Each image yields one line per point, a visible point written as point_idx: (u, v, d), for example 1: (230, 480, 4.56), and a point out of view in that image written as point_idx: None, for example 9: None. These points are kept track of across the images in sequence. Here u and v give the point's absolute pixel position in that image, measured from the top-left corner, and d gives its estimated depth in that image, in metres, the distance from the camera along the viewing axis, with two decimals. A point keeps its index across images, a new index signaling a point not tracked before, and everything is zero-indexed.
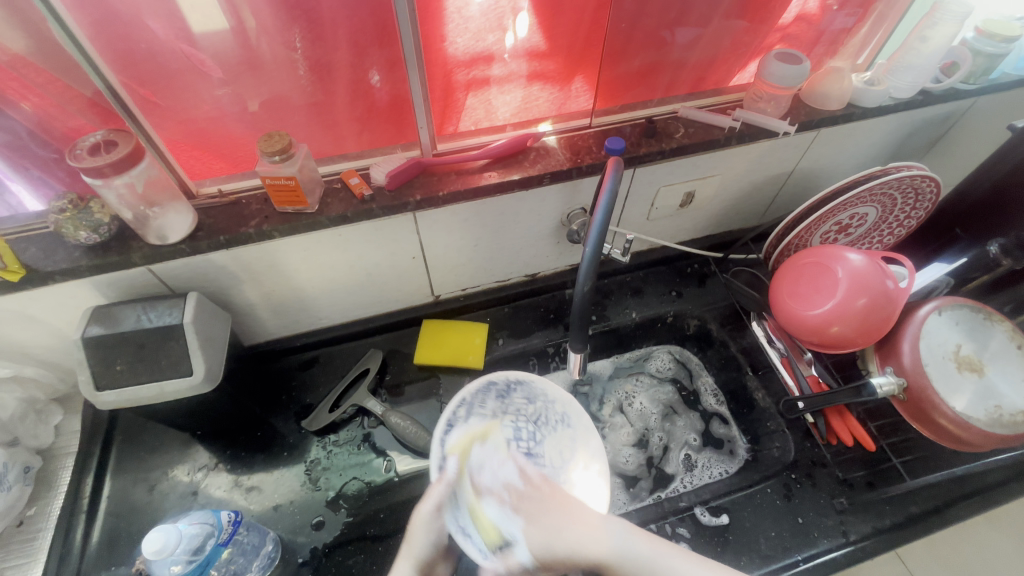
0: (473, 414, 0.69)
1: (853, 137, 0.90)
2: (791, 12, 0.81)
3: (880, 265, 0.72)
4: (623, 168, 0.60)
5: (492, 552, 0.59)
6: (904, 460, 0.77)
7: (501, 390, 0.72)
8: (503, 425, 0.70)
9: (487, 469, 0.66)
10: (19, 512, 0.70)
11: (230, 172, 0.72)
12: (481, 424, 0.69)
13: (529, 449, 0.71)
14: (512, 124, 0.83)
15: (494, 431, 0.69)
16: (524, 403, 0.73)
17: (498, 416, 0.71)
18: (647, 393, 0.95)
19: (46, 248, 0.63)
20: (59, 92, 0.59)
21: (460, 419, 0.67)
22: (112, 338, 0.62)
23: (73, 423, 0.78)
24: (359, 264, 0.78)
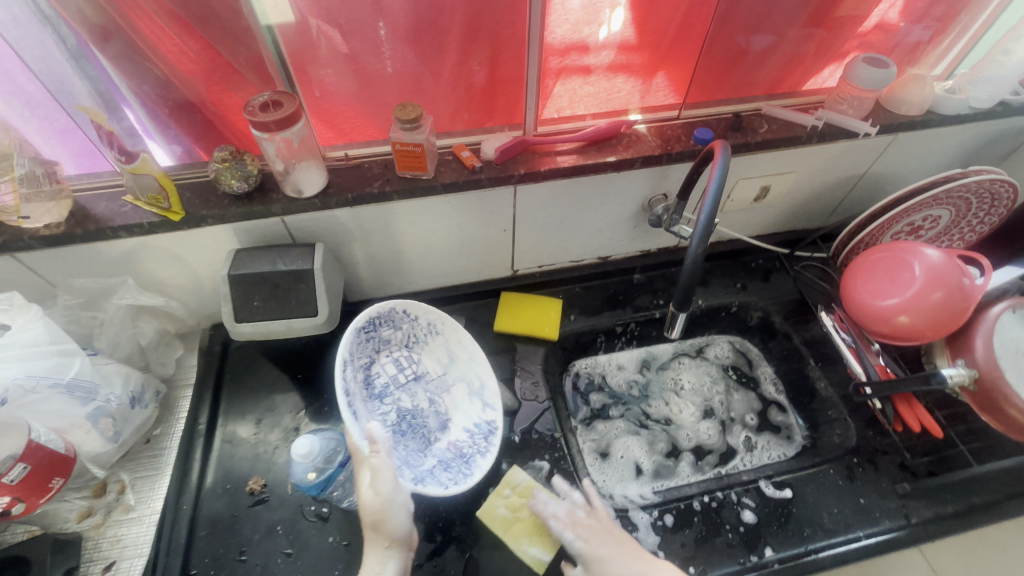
0: (354, 371, 0.73)
1: (926, 144, 0.94)
2: (871, 21, 0.85)
3: (957, 262, 0.76)
4: (728, 149, 0.64)
5: (444, 479, 0.73)
6: (970, 447, 0.81)
7: (367, 329, 0.75)
8: (378, 369, 0.78)
9: (389, 414, 0.77)
10: (148, 431, 0.78)
11: (337, 140, 0.79)
12: (365, 378, 0.75)
13: (408, 379, 0.81)
14: (591, 114, 0.88)
15: (376, 380, 0.77)
16: (393, 336, 0.80)
17: (373, 356, 0.77)
18: (705, 374, 1.00)
19: (200, 195, 0.72)
20: (210, 58, 0.66)
21: (349, 383, 0.70)
22: (252, 276, 0.69)
23: (190, 359, 0.86)
24: (456, 232, 0.85)
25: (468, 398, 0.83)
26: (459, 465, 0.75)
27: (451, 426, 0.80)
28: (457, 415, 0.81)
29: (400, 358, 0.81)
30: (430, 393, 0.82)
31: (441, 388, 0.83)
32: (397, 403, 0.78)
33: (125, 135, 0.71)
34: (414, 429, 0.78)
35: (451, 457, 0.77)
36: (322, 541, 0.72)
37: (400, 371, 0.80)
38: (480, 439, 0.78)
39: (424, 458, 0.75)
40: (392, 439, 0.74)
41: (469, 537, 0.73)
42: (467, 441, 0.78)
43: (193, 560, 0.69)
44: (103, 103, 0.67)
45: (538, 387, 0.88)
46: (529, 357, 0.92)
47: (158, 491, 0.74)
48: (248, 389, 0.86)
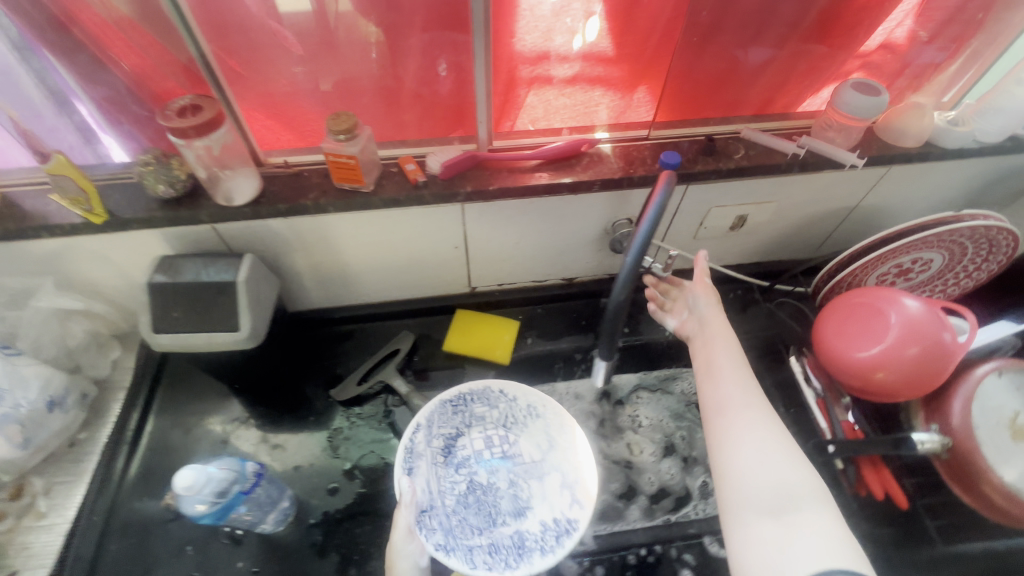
0: (432, 437, 0.75)
1: (925, 179, 0.86)
2: (875, 40, 0.77)
3: (938, 314, 0.69)
4: (673, 180, 0.57)
5: (478, 562, 0.66)
6: (937, 524, 0.70)
7: (457, 402, 0.78)
8: (465, 440, 0.76)
9: (457, 486, 0.72)
10: (73, 434, 0.76)
11: (296, 145, 0.75)
12: (437, 447, 0.74)
13: (506, 448, 0.75)
14: (568, 128, 0.82)
15: (461, 451, 0.75)
16: (485, 412, 0.78)
17: (461, 428, 0.77)
18: (668, 408, 0.90)
19: (128, 197, 0.69)
20: (157, 55, 0.64)
21: (419, 445, 0.74)
22: (172, 286, 0.66)
23: (128, 361, 0.84)
24: (403, 247, 0.81)
25: (558, 489, 0.71)
26: (508, 556, 0.66)
27: (529, 513, 0.70)
28: (539, 504, 0.70)
29: (494, 431, 0.76)
30: (530, 475, 0.73)
31: (531, 473, 0.73)
32: (466, 477, 0.73)
33: (77, 130, 0.69)
34: (483, 508, 0.70)
35: (507, 544, 0.67)
36: (230, 566, 0.69)
37: (495, 442, 0.76)
38: (550, 537, 0.67)
39: (475, 536, 0.68)
40: (451, 510, 0.70)
41: None
42: (536, 534, 0.68)
43: None
44: (53, 98, 0.65)
45: None
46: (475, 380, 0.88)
47: (75, 499, 0.72)
48: (183, 396, 0.83)
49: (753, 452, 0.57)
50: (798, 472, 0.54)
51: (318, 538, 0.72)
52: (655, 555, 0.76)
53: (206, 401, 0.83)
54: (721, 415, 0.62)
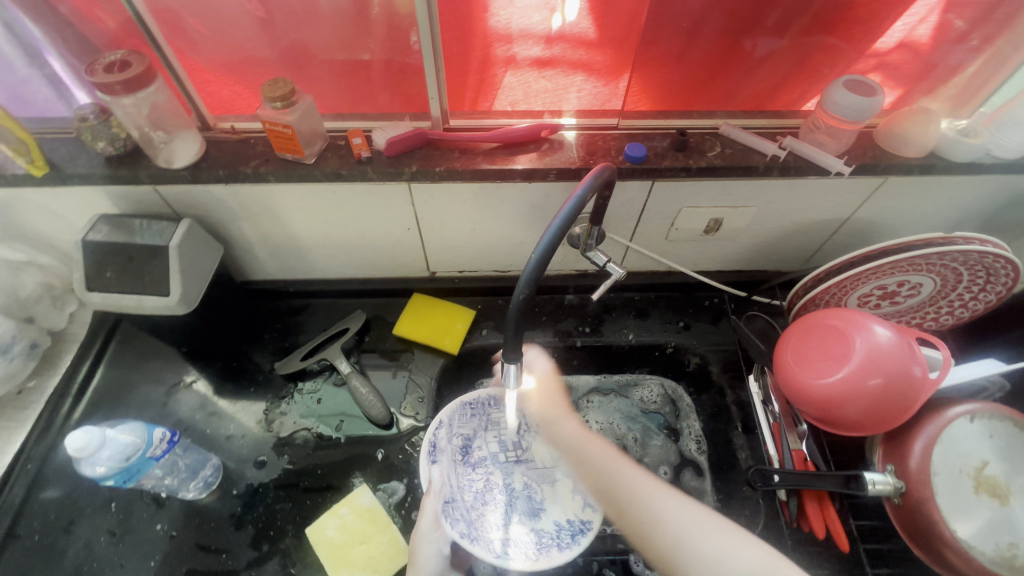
0: (452, 435, 0.74)
1: (929, 194, 0.77)
2: (893, 36, 0.68)
3: (911, 345, 0.62)
4: (603, 180, 0.54)
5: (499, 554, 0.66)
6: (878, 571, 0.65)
7: (475, 405, 0.76)
8: (482, 442, 0.76)
9: (474, 485, 0.73)
10: (21, 382, 0.78)
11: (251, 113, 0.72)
12: (456, 449, 0.73)
13: (518, 454, 0.76)
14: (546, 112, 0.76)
15: (475, 454, 0.75)
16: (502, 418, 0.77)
17: (479, 431, 0.76)
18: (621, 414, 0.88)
19: (72, 151, 0.68)
20: (119, 12, 0.62)
21: (441, 442, 0.72)
22: (107, 246, 0.66)
23: (84, 315, 0.85)
24: (353, 224, 0.79)
25: (568, 494, 0.73)
26: (528, 549, 0.68)
27: (542, 514, 0.71)
28: (551, 506, 0.72)
29: (507, 436, 0.77)
30: (542, 480, 0.74)
31: (545, 477, 0.74)
32: (482, 478, 0.74)
33: (50, 83, 0.69)
34: (499, 506, 0.72)
35: (526, 540, 0.69)
36: (150, 528, 0.70)
37: (508, 445, 0.76)
38: (565, 535, 0.69)
39: (495, 530, 0.69)
40: (470, 505, 0.71)
41: (296, 552, 0.69)
42: (552, 531, 0.70)
43: (21, 523, 0.69)
44: (31, 54, 0.66)
45: (422, 404, 0.82)
46: (421, 367, 0.86)
47: (14, 444, 0.73)
48: (132, 355, 0.84)
49: (697, 546, 0.55)
50: (750, 550, 0.54)
51: (237, 510, 0.72)
52: (576, 565, 0.71)
53: (152, 362, 0.84)
54: (659, 528, 0.58)
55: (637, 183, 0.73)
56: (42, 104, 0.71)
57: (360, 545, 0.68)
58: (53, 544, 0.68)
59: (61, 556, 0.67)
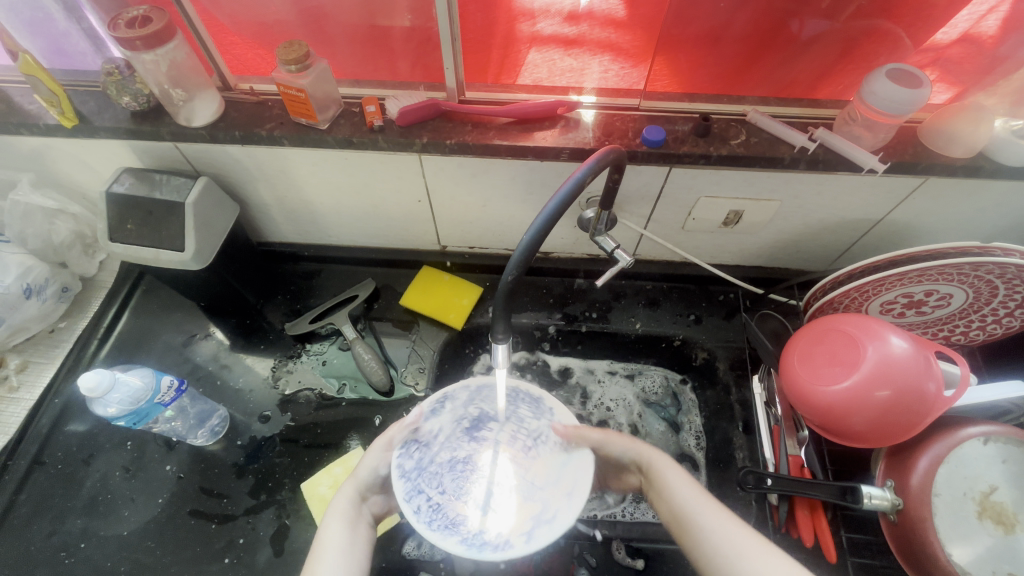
0: (472, 403, 0.61)
1: (973, 199, 0.71)
2: (954, 28, 0.63)
3: (927, 359, 0.58)
4: (606, 164, 0.52)
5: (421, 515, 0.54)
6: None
7: (508, 390, 0.61)
8: (497, 425, 0.62)
9: (460, 453, 0.60)
10: (53, 322, 0.83)
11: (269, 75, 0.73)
12: (468, 415, 0.61)
13: (518, 454, 0.60)
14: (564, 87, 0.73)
15: (482, 431, 0.61)
16: (532, 415, 0.61)
17: (497, 413, 0.62)
18: (627, 397, 0.88)
19: (101, 105, 0.70)
20: None
21: (456, 398, 0.61)
22: (129, 200, 0.69)
23: (113, 263, 0.89)
24: (365, 193, 0.79)
25: (527, 516, 0.55)
26: (441, 525, 0.53)
27: (479, 520, 0.54)
28: (500, 521, 0.55)
29: (520, 428, 0.61)
30: (517, 490, 0.57)
31: (522, 486, 0.58)
32: (472, 452, 0.61)
33: (89, 38, 0.71)
34: (452, 478, 0.58)
35: (439, 517, 0.54)
36: (160, 468, 0.74)
37: (516, 441, 0.60)
38: (481, 543, 0.52)
39: (433, 488, 0.56)
40: (433, 464, 0.58)
41: (290, 504, 0.72)
42: (475, 531, 0.54)
43: (47, 451, 0.75)
44: (69, 7, 0.68)
45: (422, 374, 0.84)
46: (425, 339, 0.87)
47: (45, 378, 0.79)
48: (154, 304, 0.88)
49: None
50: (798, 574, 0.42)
51: (239, 459, 0.75)
52: (557, 545, 0.72)
53: (172, 313, 0.88)
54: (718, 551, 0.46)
55: (654, 168, 0.70)
56: (81, 57, 0.73)
57: None
58: (73, 474, 0.73)
59: (80, 485, 0.73)
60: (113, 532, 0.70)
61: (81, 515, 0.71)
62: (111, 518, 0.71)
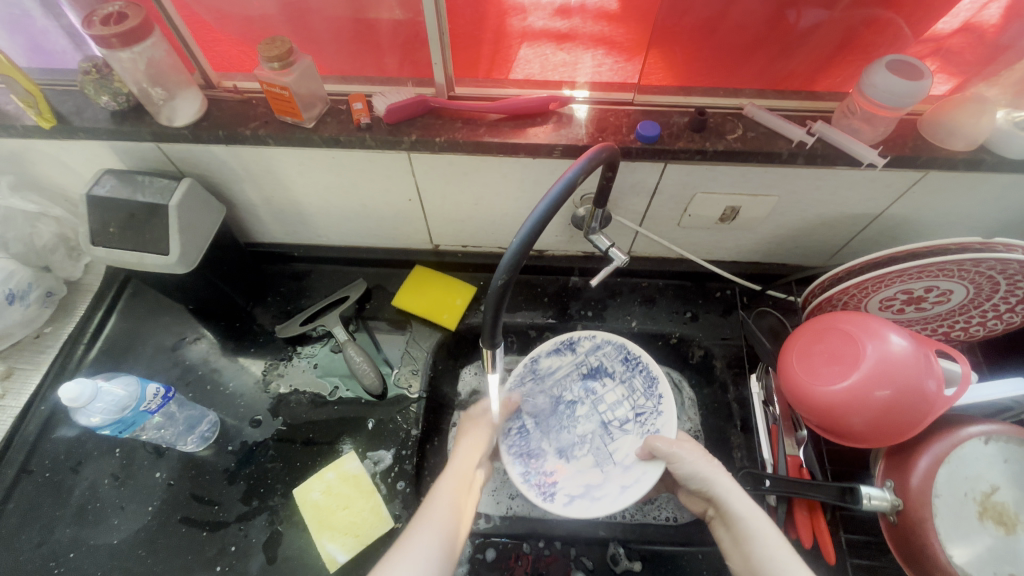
0: (592, 354, 0.77)
1: (974, 193, 0.70)
2: (956, 17, 0.61)
3: (928, 357, 0.57)
4: (599, 162, 0.51)
5: (508, 441, 0.72)
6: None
7: (629, 357, 0.76)
8: (608, 386, 0.76)
9: (566, 396, 0.76)
10: (39, 327, 0.81)
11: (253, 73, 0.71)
12: (585, 364, 0.77)
13: (612, 425, 0.73)
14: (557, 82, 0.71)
15: (593, 385, 0.76)
16: (643, 390, 0.74)
17: (611, 375, 0.76)
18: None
19: (79, 105, 0.68)
20: None
21: (580, 347, 0.78)
22: (111, 202, 0.67)
23: (99, 267, 0.88)
24: (354, 192, 0.77)
25: (586, 478, 0.69)
26: (521, 450, 0.71)
27: (556, 457, 0.71)
28: (570, 469, 0.70)
29: (630, 399, 0.74)
30: (595, 453, 0.71)
31: (596, 450, 0.71)
32: (579, 398, 0.76)
33: (68, 35, 0.69)
34: (549, 419, 0.74)
35: (528, 446, 0.72)
36: (150, 475, 0.73)
37: (621, 408, 0.74)
38: (541, 477, 0.69)
39: (531, 417, 0.74)
40: (540, 401, 0.75)
41: (283, 510, 0.71)
42: (543, 466, 0.70)
43: (34, 460, 0.73)
44: (47, 4, 0.66)
45: (416, 376, 0.82)
46: (419, 340, 0.86)
47: (31, 385, 0.77)
48: (142, 308, 0.86)
49: None
50: None
51: (231, 465, 0.74)
52: (553, 549, 0.71)
53: (160, 316, 0.86)
54: None
55: (649, 164, 0.68)
56: (60, 55, 0.71)
57: (343, 509, 0.70)
58: (61, 482, 0.72)
59: (68, 493, 0.71)
60: (103, 541, 0.69)
61: (71, 524, 0.70)
62: (100, 527, 0.70)
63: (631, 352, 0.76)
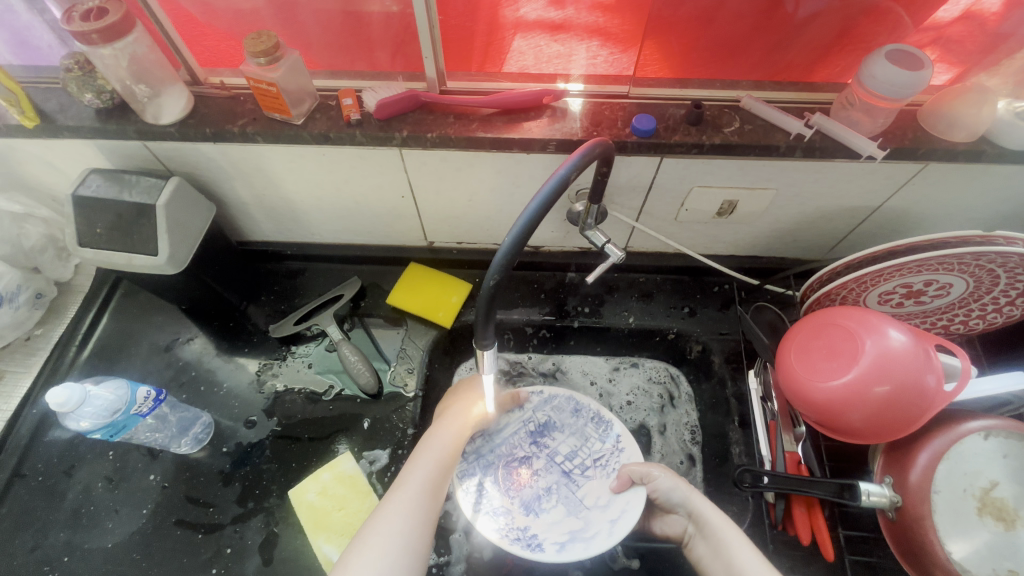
0: (541, 409, 0.77)
1: (975, 184, 0.69)
2: (957, 4, 0.60)
3: (926, 353, 0.57)
4: (593, 158, 0.50)
5: (479, 505, 0.69)
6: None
7: (580, 408, 0.76)
8: (561, 437, 0.75)
9: (520, 453, 0.74)
10: (29, 329, 0.80)
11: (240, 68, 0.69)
12: (534, 420, 0.76)
13: (575, 472, 0.72)
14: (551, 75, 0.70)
15: (546, 440, 0.75)
16: (597, 436, 0.74)
17: (563, 428, 0.75)
18: (642, 386, 0.87)
19: (63, 103, 0.67)
20: None
21: (529, 404, 0.77)
22: (97, 202, 0.66)
23: (90, 267, 0.86)
24: (346, 189, 0.76)
25: (565, 528, 0.68)
26: (492, 516, 0.68)
27: (531, 515, 0.69)
28: (545, 522, 0.68)
29: (585, 448, 0.74)
30: (565, 502, 0.70)
31: (569, 501, 0.70)
32: (532, 454, 0.74)
33: (52, 29, 0.68)
34: (512, 480, 0.72)
35: (498, 507, 0.69)
36: (143, 477, 0.72)
37: (579, 456, 0.73)
38: (522, 538, 0.67)
39: (491, 480, 0.71)
40: (497, 464, 0.73)
41: (279, 512, 0.71)
42: (520, 526, 0.68)
43: (27, 464, 0.73)
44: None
45: (412, 375, 0.82)
46: (414, 338, 0.85)
47: (22, 388, 0.76)
48: (134, 308, 0.85)
49: None
50: None
51: (225, 467, 0.74)
52: None
53: (151, 317, 0.85)
54: None
55: (645, 159, 0.67)
56: (45, 51, 0.70)
57: (339, 511, 0.70)
58: (54, 486, 0.71)
59: (61, 497, 0.71)
60: (97, 545, 0.68)
61: (65, 528, 0.69)
62: (94, 531, 0.69)
63: (583, 402, 0.76)
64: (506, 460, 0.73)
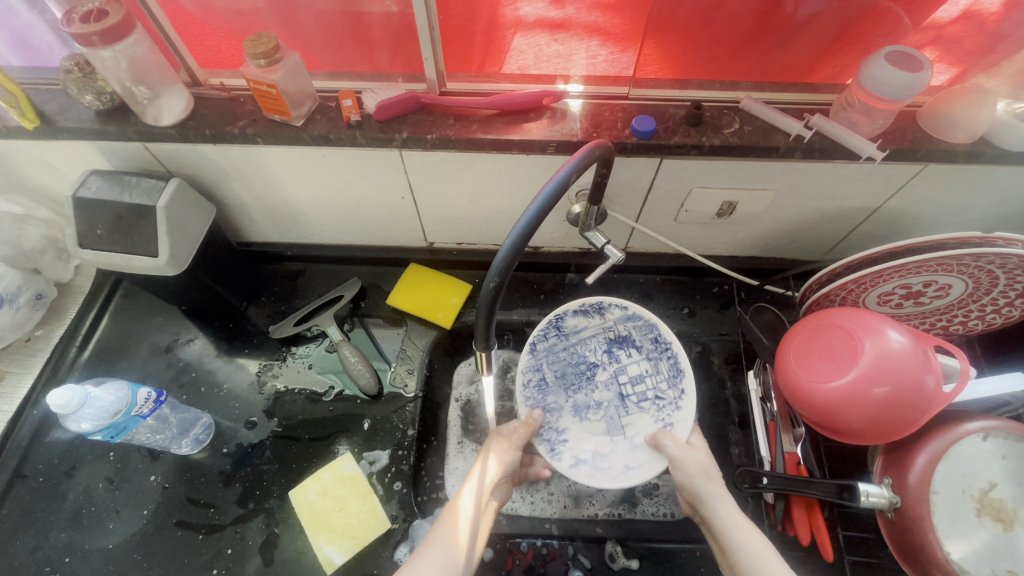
0: (621, 321, 0.73)
1: (974, 185, 0.69)
2: (956, 5, 0.60)
3: (926, 354, 0.57)
4: (592, 160, 0.50)
5: (527, 393, 0.70)
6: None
7: (659, 338, 0.71)
8: (634, 360, 0.71)
9: (590, 355, 0.72)
10: (29, 330, 0.80)
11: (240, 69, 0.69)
12: (613, 330, 0.73)
13: (631, 399, 0.69)
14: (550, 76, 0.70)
15: (620, 352, 0.72)
16: (668, 373, 0.69)
17: (637, 347, 0.72)
18: None
19: (63, 105, 0.67)
20: None
21: (610, 311, 0.73)
22: (98, 204, 0.66)
23: (90, 268, 0.87)
24: (346, 190, 0.76)
25: (597, 445, 0.67)
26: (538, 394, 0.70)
27: (569, 416, 0.69)
28: (580, 431, 0.68)
29: (653, 378, 0.70)
30: (608, 420, 0.68)
31: (612, 421, 0.68)
32: (601, 360, 0.72)
33: (52, 30, 0.68)
34: (573, 375, 0.71)
35: (550, 382, 0.70)
36: (144, 478, 0.73)
37: (642, 384, 0.70)
38: (551, 433, 0.68)
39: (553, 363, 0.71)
40: (565, 340, 0.72)
41: (279, 512, 0.71)
42: (555, 424, 0.69)
43: (28, 464, 0.73)
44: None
45: (412, 375, 0.82)
46: (414, 338, 0.85)
47: (22, 389, 0.76)
48: (134, 309, 0.85)
49: None
50: None
51: (226, 467, 0.74)
52: (550, 548, 0.71)
53: (151, 318, 0.85)
54: None
55: (645, 160, 0.67)
56: (46, 52, 0.70)
57: (339, 511, 0.70)
58: (55, 487, 0.71)
59: (62, 498, 0.71)
60: (98, 545, 0.69)
61: (66, 529, 0.69)
62: (95, 531, 0.69)
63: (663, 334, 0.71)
64: (573, 351, 0.72)
